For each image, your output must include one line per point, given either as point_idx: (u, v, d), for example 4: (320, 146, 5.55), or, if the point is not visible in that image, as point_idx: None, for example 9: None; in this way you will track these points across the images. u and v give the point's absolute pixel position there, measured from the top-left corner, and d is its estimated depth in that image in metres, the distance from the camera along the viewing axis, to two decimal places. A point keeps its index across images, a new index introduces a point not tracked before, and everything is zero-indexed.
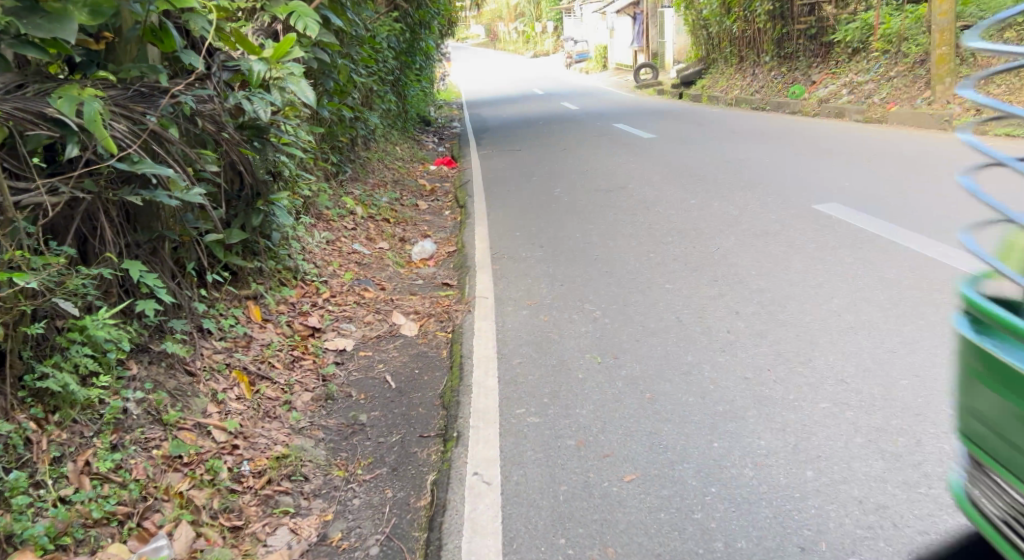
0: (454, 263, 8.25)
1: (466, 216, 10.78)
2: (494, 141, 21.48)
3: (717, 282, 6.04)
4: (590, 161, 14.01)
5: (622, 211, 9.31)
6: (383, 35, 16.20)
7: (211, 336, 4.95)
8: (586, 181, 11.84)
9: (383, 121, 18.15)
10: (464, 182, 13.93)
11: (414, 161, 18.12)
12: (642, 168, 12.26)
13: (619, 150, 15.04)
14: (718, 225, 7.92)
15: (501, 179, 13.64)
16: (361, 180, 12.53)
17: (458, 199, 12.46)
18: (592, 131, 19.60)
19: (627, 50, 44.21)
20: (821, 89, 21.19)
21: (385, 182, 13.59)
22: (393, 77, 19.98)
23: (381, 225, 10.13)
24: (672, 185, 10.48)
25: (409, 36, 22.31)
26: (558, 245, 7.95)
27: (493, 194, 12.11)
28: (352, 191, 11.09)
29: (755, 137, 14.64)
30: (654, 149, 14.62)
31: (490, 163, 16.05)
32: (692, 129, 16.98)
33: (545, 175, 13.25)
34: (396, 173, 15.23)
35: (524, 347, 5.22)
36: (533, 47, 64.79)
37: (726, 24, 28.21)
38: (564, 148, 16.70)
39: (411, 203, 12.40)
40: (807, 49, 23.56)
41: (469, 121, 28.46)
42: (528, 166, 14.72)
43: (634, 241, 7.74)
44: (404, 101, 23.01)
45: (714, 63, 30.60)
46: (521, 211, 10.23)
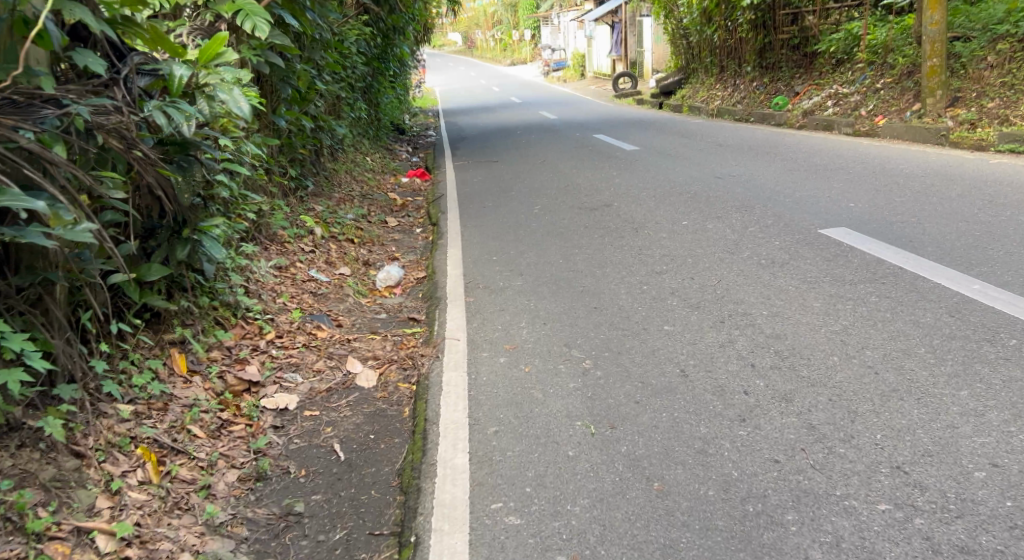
0: (423, 292, 7.40)
1: (437, 236, 9.93)
2: (470, 152, 20.65)
3: (725, 323, 5.19)
4: (571, 175, 13.18)
5: (606, 232, 8.49)
6: (351, 40, 15.34)
7: (114, 400, 4.16)
8: (567, 197, 11.01)
9: (353, 131, 17.28)
10: (437, 196, 13.07)
11: (385, 173, 17.26)
12: (627, 184, 11.45)
13: (601, 163, 14.24)
14: (716, 251, 7.12)
15: (476, 193, 12.79)
16: (325, 195, 11.68)
17: (429, 216, 11.61)
18: (572, 142, 18.79)
19: (605, 59, 43.50)
20: (806, 101, 20.47)
21: (352, 196, 12.71)
22: (363, 84, 19.08)
23: (343, 245, 9.27)
24: (659, 203, 9.68)
25: (381, 42, 21.42)
26: (539, 273, 7.12)
27: (467, 211, 11.25)
28: (313, 207, 10.23)
29: (743, 151, 13.86)
30: (637, 162, 13.82)
31: (465, 176, 15.20)
32: (676, 142, 16.22)
33: (523, 190, 12.41)
34: (365, 185, 14.37)
35: (502, 406, 4.35)
36: (511, 55, 63.98)
37: (707, 33, 27.48)
38: (543, 161, 15.87)
39: (379, 219, 11.54)
40: (790, 59, 22.85)
41: (444, 130, 27.60)
42: (505, 180, 13.87)
43: (623, 269, 6.93)
44: (376, 109, 22.16)
45: (694, 73, 29.88)
46: (497, 231, 9.39)
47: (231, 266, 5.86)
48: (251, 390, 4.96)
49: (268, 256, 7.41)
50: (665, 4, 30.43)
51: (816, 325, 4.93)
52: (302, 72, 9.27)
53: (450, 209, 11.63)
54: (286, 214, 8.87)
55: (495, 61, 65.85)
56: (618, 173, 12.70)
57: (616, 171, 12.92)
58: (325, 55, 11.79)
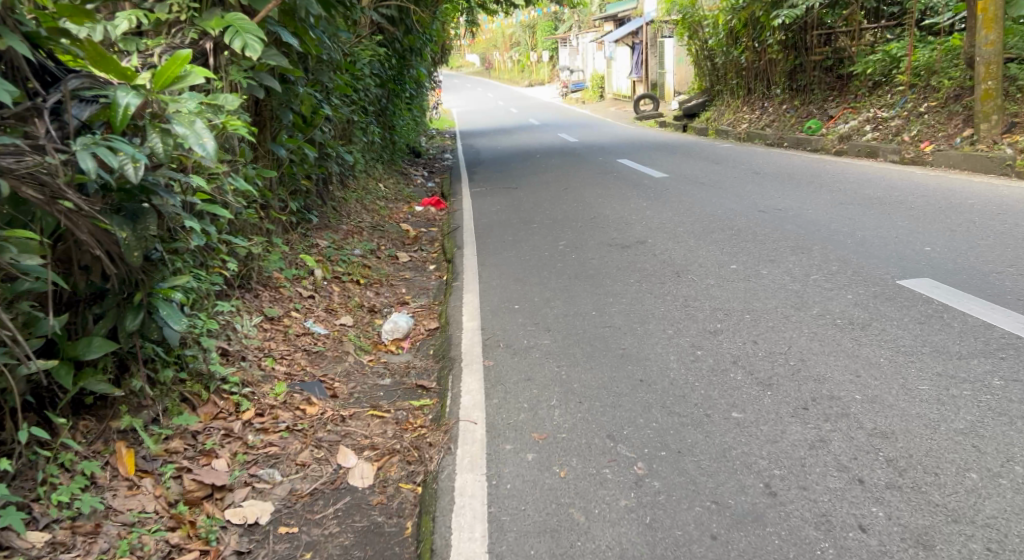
0: (434, 350, 6.38)
1: (452, 275, 8.92)
2: (488, 176, 19.66)
3: (810, 413, 4.19)
4: (598, 205, 12.16)
5: (643, 277, 7.48)
6: (362, 59, 14.41)
7: (22, 532, 3.52)
8: (596, 232, 9.98)
9: (365, 155, 16.33)
10: (452, 228, 12.08)
11: (397, 200, 16.28)
12: (660, 217, 10.44)
13: (629, 192, 13.24)
14: (777, 305, 6.11)
15: (495, 225, 11.80)
16: (329, 227, 10.71)
17: (444, 251, 10.58)
18: (595, 168, 17.78)
19: (626, 80, 42.56)
20: (841, 125, 19.39)
21: (360, 226, 11.74)
22: (377, 105, 18.18)
23: (347, 288, 8.26)
24: (699, 241, 8.66)
25: (396, 63, 20.57)
26: (570, 329, 6.11)
27: (484, 246, 10.22)
28: (314, 241, 9.27)
29: (783, 179, 12.80)
30: (669, 192, 12.80)
31: (483, 204, 14.25)
32: (708, 169, 15.23)
33: (546, 222, 11.37)
34: (375, 215, 13.41)
35: (534, 534, 3.64)
36: (530, 75, 63.22)
37: (734, 54, 26.45)
38: (566, 189, 14.86)
39: (390, 253, 10.55)
40: (823, 81, 21.78)
41: (461, 153, 26.73)
42: (524, 210, 12.87)
43: (669, 326, 5.92)
44: (390, 132, 21.25)
45: (719, 95, 28.84)
46: (519, 272, 8.38)
47: (203, 325, 4.81)
48: (215, 497, 4.01)
49: (254, 306, 6.42)
50: (690, 24, 29.45)
51: (930, 420, 4.02)
52: (305, 95, 8.36)
53: (467, 242, 10.60)
54: (283, 254, 7.92)
55: (513, 82, 65.06)
56: (648, 204, 11.69)
57: (646, 202, 11.90)
58: (333, 76, 10.87)
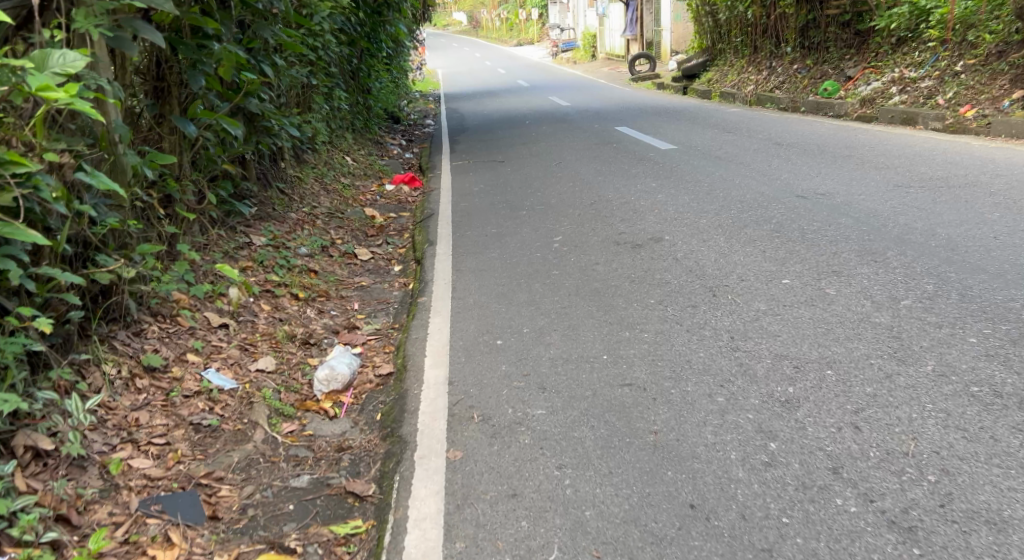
0: (381, 411, 4.68)
1: (418, 284, 7.21)
2: (472, 147, 17.83)
3: None
4: (596, 188, 10.32)
5: (661, 295, 5.70)
6: (318, 13, 12.49)
7: None
8: (597, 226, 8.19)
9: (328, 125, 14.45)
10: (424, 216, 10.31)
11: (367, 175, 14.42)
12: (675, 206, 8.61)
13: (632, 170, 11.37)
14: (868, 352, 4.25)
15: (474, 212, 9.99)
16: (273, 220, 8.93)
17: (413, 248, 8.83)
18: (591, 138, 15.88)
19: (619, 39, 40.39)
20: (862, 88, 17.40)
21: (312, 215, 9.94)
22: (344, 67, 16.25)
23: (282, 307, 6.58)
24: (730, 241, 6.83)
25: (369, 21, 18.60)
26: (572, 389, 4.32)
27: (460, 243, 8.43)
28: (244, 241, 7.57)
29: (815, 152, 10.93)
30: (679, 169, 10.93)
31: (464, 183, 12.45)
32: (721, 140, 13.40)
33: (536, 209, 9.52)
34: (335, 198, 11.59)
35: None
36: (519, 35, 60.89)
37: (740, 9, 24.41)
38: (559, 165, 12.99)
39: (347, 248, 8.79)
40: (840, 38, 19.77)
41: (445, 117, 24.81)
42: (508, 192, 11.02)
43: (714, 389, 4.10)
44: (363, 98, 19.36)
45: (721, 55, 26.97)
46: (500, 286, 6.62)
47: None
48: None
49: (128, 355, 4.78)
50: None
51: None
52: (224, 54, 6.62)
53: (441, 236, 8.85)
54: (186, 271, 6.15)
55: (501, 41, 62.68)
56: (656, 187, 9.83)
57: (653, 184, 10.04)
58: (272, 33, 9.04)
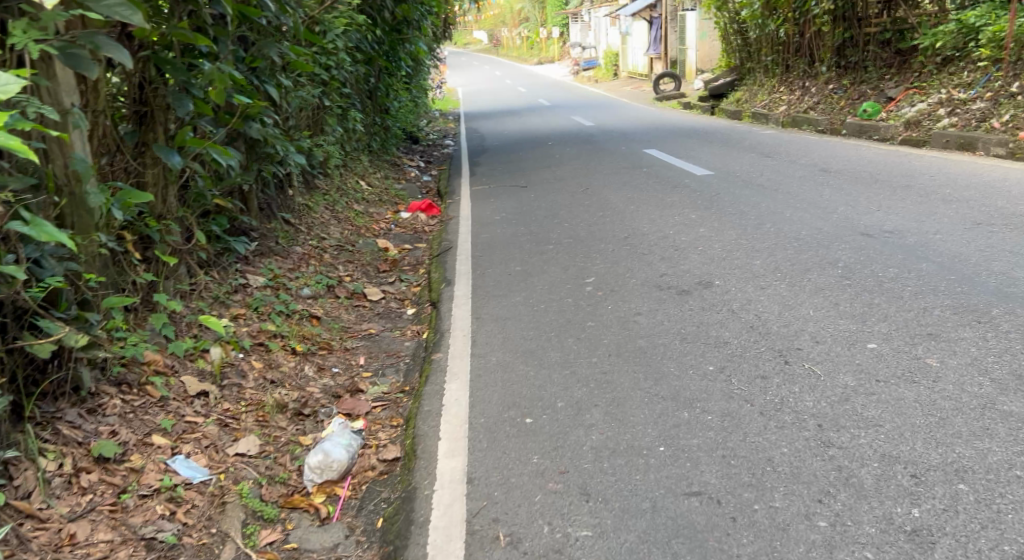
0: (383, 517, 3.95)
1: (434, 335, 6.33)
2: (493, 169, 17.06)
3: None
4: (631, 220, 9.45)
5: (723, 360, 4.82)
6: (331, 31, 11.71)
7: None
8: (635, 267, 7.30)
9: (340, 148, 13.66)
10: (441, 249, 9.47)
11: (383, 201, 13.61)
12: (722, 245, 7.72)
13: (667, 201, 10.51)
14: (1005, 461, 3.65)
15: (497, 246, 9.13)
16: (274, 257, 8.08)
17: (428, 289, 7.95)
18: (619, 163, 15.02)
19: (642, 57, 39.68)
20: (906, 109, 16.68)
21: (318, 249, 9.08)
22: (359, 87, 15.49)
23: (277, 364, 5.71)
24: (793, 290, 5.94)
25: (387, 39, 17.86)
26: (624, 498, 3.70)
27: (482, 284, 7.54)
28: (238, 282, 6.71)
29: (869, 181, 10.06)
30: (719, 200, 10.05)
31: (485, 212, 11.65)
32: (761, 166, 12.57)
33: (564, 246, 8.64)
34: (347, 227, 10.76)
35: None
36: (540, 53, 60.28)
37: (770, 27, 23.63)
38: (586, 194, 12.12)
39: (355, 286, 7.92)
40: (880, 57, 19.23)
41: (465, 137, 24.07)
42: (533, 224, 10.16)
43: (812, 507, 3.54)
44: (380, 118, 18.60)
45: (750, 73, 26.22)
46: (527, 342, 5.73)
47: None
48: None
49: (77, 441, 4.02)
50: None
51: None
52: (214, 74, 5.81)
53: (460, 276, 7.97)
54: (160, 329, 5.28)
55: (521, 59, 62.08)
56: (698, 221, 8.96)
57: (694, 218, 9.16)
58: (276, 51, 8.23)
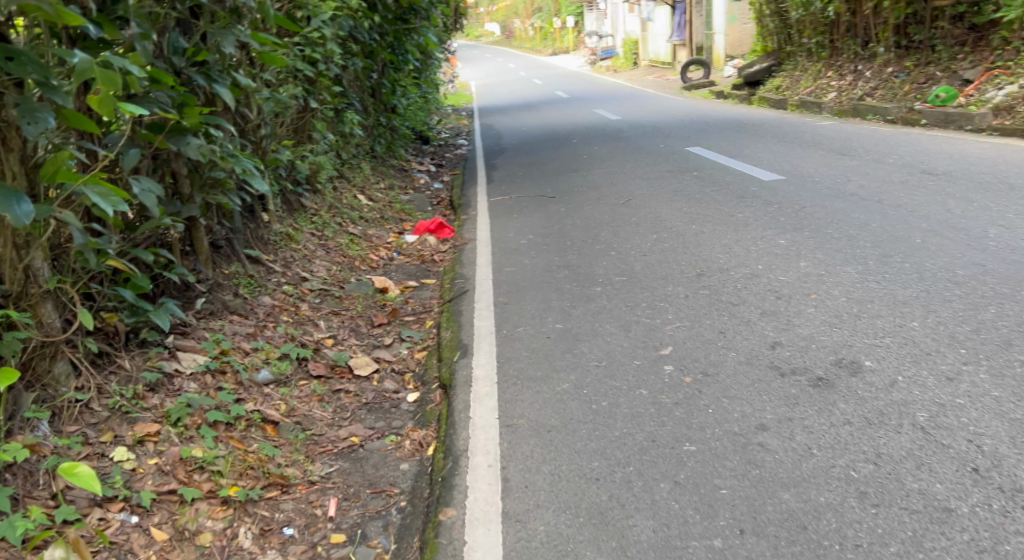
0: None
1: (447, 462, 4.18)
2: (513, 173, 15.02)
3: None
4: (702, 254, 7.35)
5: (968, 548, 3.26)
6: (316, 17, 9.57)
7: None
8: (733, 336, 5.21)
9: (333, 157, 11.53)
10: (454, 293, 7.33)
11: (386, 219, 11.47)
12: (847, 296, 5.64)
13: (742, 224, 8.41)
14: None
15: (529, 289, 7.05)
16: (227, 318, 5.89)
17: (439, 362, 5.74)
18: (663, 167, 12.85)
19: (664, 45, 37.44)
20: (990, 94, 14.94)
21: (294, 294, 6.87)
22: (356, 83, 13.37)
23: (194, 532, 3.75)
24: (1012, 391, 3.98)
25: (392, 29, 15.72)
26: None
27: (513, 359, 5.36)
28: (158, 374, 4.50)
29: (1000, 192, 8.05)
30: (811, 222, 7.95)
31: (510, 234, 9.61)
32: (842, 172, 10.56)
33: (620, 295, 6.51)
34: (338, 259, 8.59)
35: None
36: (553, 44, 58.17)
37: (817, 6, 21.48)
38: (632, 211, 10.00)
39: (339, 357, 5.72)
40: (950, 35, 17.06)
41: (480, 134, 21.98)
42: (574, 255, 8.06)
43: None
44: (385, 117, 16.47)
45: (790, 58, 24.08)
46: (594, 485, 3.78)
47: None
48: None
49: None
50: None
51: None
52: (96, 71, 3.72)
53: (483, 344, 5.75)
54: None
55: (535, 51, 59.83)
56: (795, 256, 6.86)
57: (787, 250, 7.08)
58: (232, 39, 6.13)
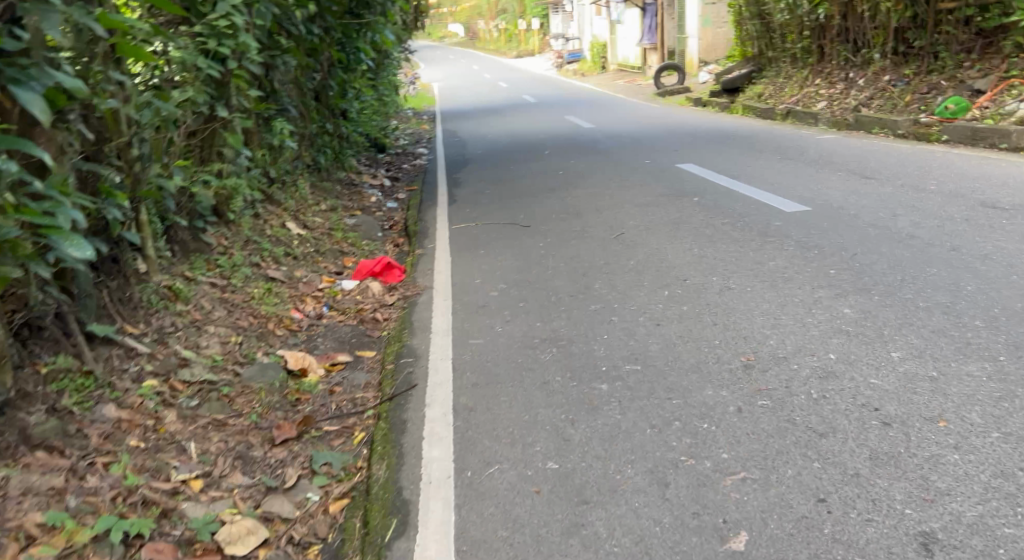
0: None
1: None
2: (475, 191, 12.96)
3: None
4: (739, 329, 5.32)
5: None
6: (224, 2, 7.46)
7: None
8: (851, 515, 3.35)
9: (255, 176, 9.37)
10: (399, 388, 5.19)
11: (322, 253, 9.31)
12: (998, 430, 3.69)
13: (779, 276, 6.39)
14: None
15: (503, 383, 4.95)
16: (23, 461, 3.88)
17: (364, 533, 3.72)
18: (655, 190, 10.84)
19: (634, 47, 35.48)
20: (1011, 106, 13.05)
21: (159, 393, 4.74)
22: (290, 85, 11.25)
23: None
24: None
25: (341, 25, 13.62)
26: None
27: (486, 557, 3.42)
28: None
29: None
30: (875, 279, 5.94)
31: (475, 281, 7.53)
32: (877, 201, 8.60)
33: (635, 402, 4.44)
34: (243, 321, 6.47)
35: None
36: (518, 47, 56.21)
37: (804, 8, 19.58)
38: (628, 251, 7.95)
39: (204, 527, 3.75)
40: (956, 40, 15.12)
41: (441, 141, 19.90)
42: (560, 323, 6.01)
43: None
44: (333, 124, 14.33)
45: (772, 64, 22.21)
46: None
47: None
48: None
49: None
50: None
51: None
52: None
53: (432, 503, 3.78)
54: None
55: (500, 53, 57.61)
56: (877, 337, 4.84)
57: (863, 326, 5.05)
58: (56, 20, 4.07)
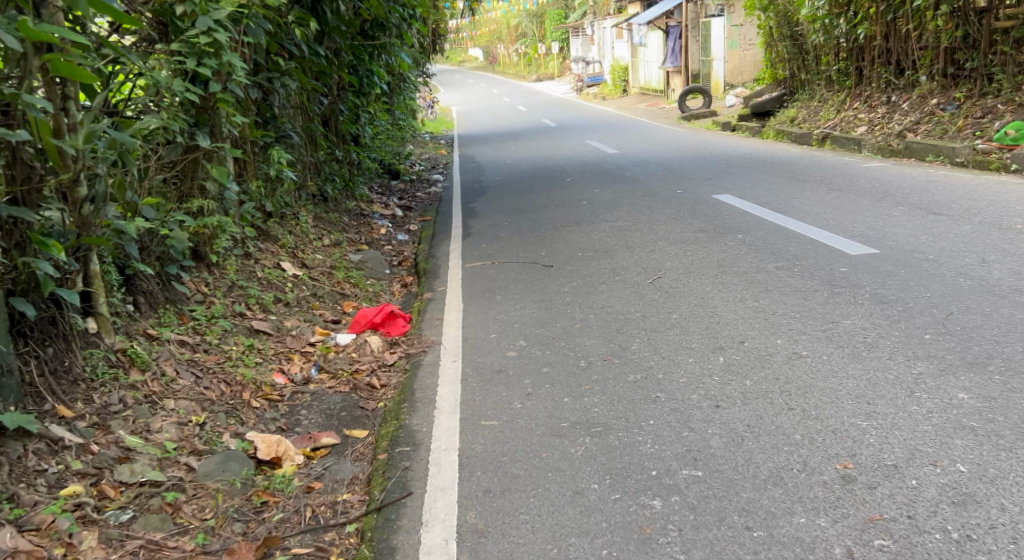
0: None
1: None
2: (492, 223, 11.88)
3: None
4: (826, 421, 4.18)
5: None
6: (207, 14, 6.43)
7: None
8: None
9: (246, 210, 8.31)
10: (388, 492, 4.11)
11: (319, 297, 8.20)
12: None
13: (862, 342, 5.25)
14: None
15: (524, 495, 3.82)
16: None
17: None
18: (693, 225, 9.72)
19: (656, 70, 34.40)
20: None
21: (78, 508, 3.78)
22: (293, 111, 10.25)
23: None
24: None
25: (352, 47, 12.65)
26: None
27: None
28: None
29: None
30: (985, 350, 4.80)
31: (491, 337, 6.39)
32: (955, 242, 7.45)
33: (703, 533, 3.46)
34: (212, 390, 5.36)
35: None
36: (537, 71, 55.33)
37: (841, 28, 18.47)
38: (670, 300, 6.83)
39: None
40: (1013, 61, 13.96)
41: (457, 168, 18.87)
42: (593, 400, 4.87)
43: None
44: (342, 151, 13.31)
45: (804, 87, 21.09)
46: None
47: None
48: None
49: None
50: None
51: None
52: None
53: None
54: None
55: (518, 77, 56.75)
56: (1016, 441, 3.75)
57: (991, 424, 3.89)
58: None
